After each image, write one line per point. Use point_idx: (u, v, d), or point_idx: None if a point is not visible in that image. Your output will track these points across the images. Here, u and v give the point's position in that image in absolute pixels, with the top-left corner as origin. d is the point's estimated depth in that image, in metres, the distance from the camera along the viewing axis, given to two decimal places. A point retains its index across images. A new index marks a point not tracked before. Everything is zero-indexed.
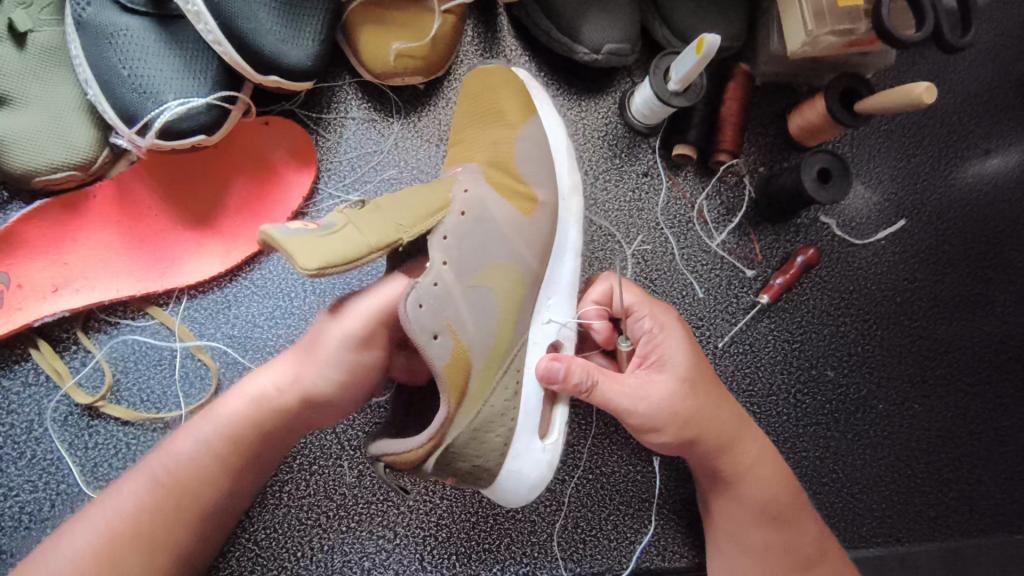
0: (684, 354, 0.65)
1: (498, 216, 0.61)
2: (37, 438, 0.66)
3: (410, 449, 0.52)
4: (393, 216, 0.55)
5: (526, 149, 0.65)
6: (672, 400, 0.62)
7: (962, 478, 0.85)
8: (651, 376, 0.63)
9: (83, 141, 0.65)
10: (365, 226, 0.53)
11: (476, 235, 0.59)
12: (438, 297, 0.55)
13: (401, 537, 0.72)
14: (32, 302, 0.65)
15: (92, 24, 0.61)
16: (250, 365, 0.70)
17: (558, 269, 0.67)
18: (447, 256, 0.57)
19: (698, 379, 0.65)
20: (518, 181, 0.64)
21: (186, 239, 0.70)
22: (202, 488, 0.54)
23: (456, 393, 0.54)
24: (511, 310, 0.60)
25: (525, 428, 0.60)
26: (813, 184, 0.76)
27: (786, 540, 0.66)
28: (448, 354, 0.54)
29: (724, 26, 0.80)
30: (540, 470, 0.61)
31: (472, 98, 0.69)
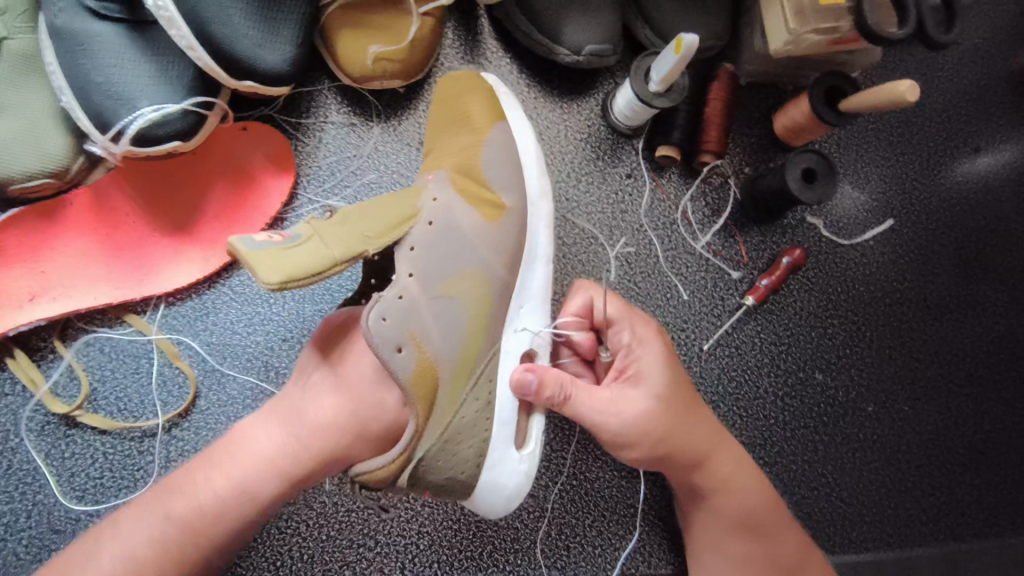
0: (658, 371, 0.64)
1: (463, 224, 0.61)
2: (14, 447, 0.65)
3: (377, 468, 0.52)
4: (360, 227, 0.54)
5: (491, 156, 0.65)
6: (645, 416, 0.62)
7: (954, 481, 0.84)
8: (625, 390, 0.63)
9: (57, 149, 0.64)
10: (331, 238, 0.52)
11: (442, 245, 0.59)
12: (403, 309, 0.54)
13: (382, 545, 0.71)
14: (8, 311, 0.65)
15: (66, 31, 0.61)
16: (228, 372, 0.69)
17: (528, 276, 0.66)
18: (412, 267, 0.56)
19: (673, 398, 0.63)
20: (483, 187, 0.63)
21: (163, 246, 0.69)
22: (217, 533, 0.52)
23: (423, 407, 0.54)
24: (480, 320, 0.60)
25: (500, 439, 0.60)
26: (797, 184, 0.75)
27: (768, 552, 0.65)
28: (411, 367, 0.53)
29: (707, 26, 0.79)
30: (518, 480, 0.61)
31: (442, 104, 0.69)
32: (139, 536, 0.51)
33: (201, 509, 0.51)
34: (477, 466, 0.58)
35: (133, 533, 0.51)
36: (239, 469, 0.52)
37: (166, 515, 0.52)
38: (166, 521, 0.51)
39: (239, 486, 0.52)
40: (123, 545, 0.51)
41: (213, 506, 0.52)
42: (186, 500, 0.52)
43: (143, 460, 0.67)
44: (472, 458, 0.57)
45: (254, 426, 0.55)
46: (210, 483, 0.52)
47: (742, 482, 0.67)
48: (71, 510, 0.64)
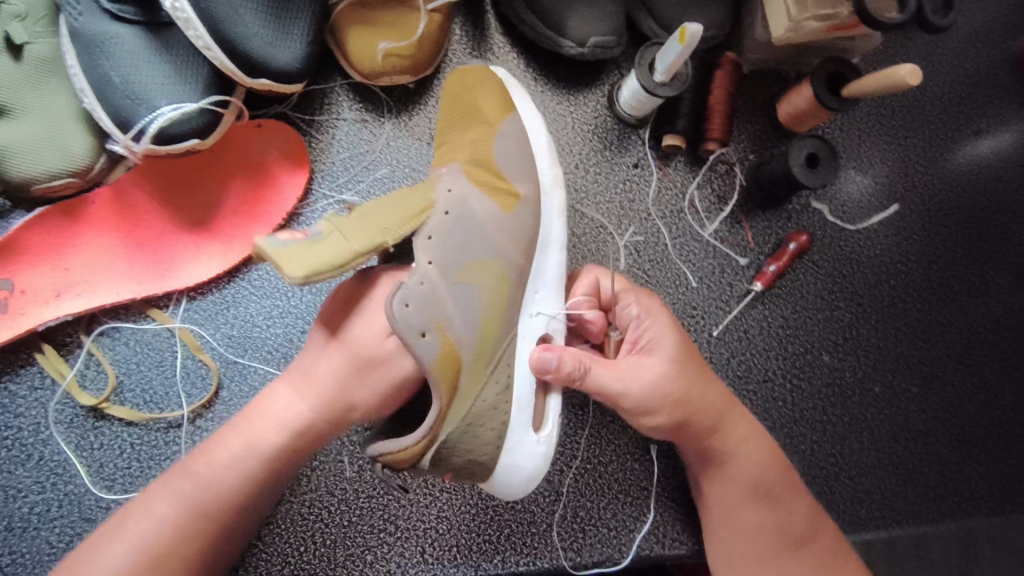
0: (670, 336, 0.66)
1: (480, 213, 0.62)
2: (44, 440, 0.67)
3: (400, 449, 0.53)
4: (378, 220, 0.56)
5: (505, 147, 0.66)
6: (663, 383, 0.64)
7: (963, 459, 0.85)
8: (640, 360, 0.65)
9: (79, 148, 0.66)
10: (350, 232, 0.54)
11: (458, 234, 0.60)
12: (424, 295, 0.56)
13: (402, 530, 0.73)
14: (35, 307, 0.67)
15: (85, 34, 0.63)
16: (250, 364, 0.71)
17: (543, 261, 0.67)
18: (432, 255, 0.58)
19: (686, 369, 0.65)
20: (496, 177, 0.65)
21: (183, 241, 0.71)
22: (237, 500, 0.56)
23: (447, 390, 0.55)
24: (499, 305, 0.61)
25: (519, 421, 0.61)
26: (801, 169, 0.77)
27: (778, 518, 0.68)
28: (435, 351, 0.56)
29: (708, 16, 0.81)
30: (535, 463, 0.62)
31: (450, 99, 0.70)
32: (164, 508, 0.54)
33: (223, 476, 0.55)
34: (497, 447, 0.59)
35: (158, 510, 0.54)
36: (261, 436, 0.56)
37: (188, 485, 0.55)
38: (189, 492, 0.54)
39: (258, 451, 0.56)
40: (146, 515, 0.54)
41: (234, 473, 0.55)
42: (207, 470, 0.55)
43: (170, 450, 0.69)
44: (493, 441, 0.59)
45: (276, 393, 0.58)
46: (230, 450, 0.55)
47: (755, 445, 0.68)
48: (101, 499, 0.66)
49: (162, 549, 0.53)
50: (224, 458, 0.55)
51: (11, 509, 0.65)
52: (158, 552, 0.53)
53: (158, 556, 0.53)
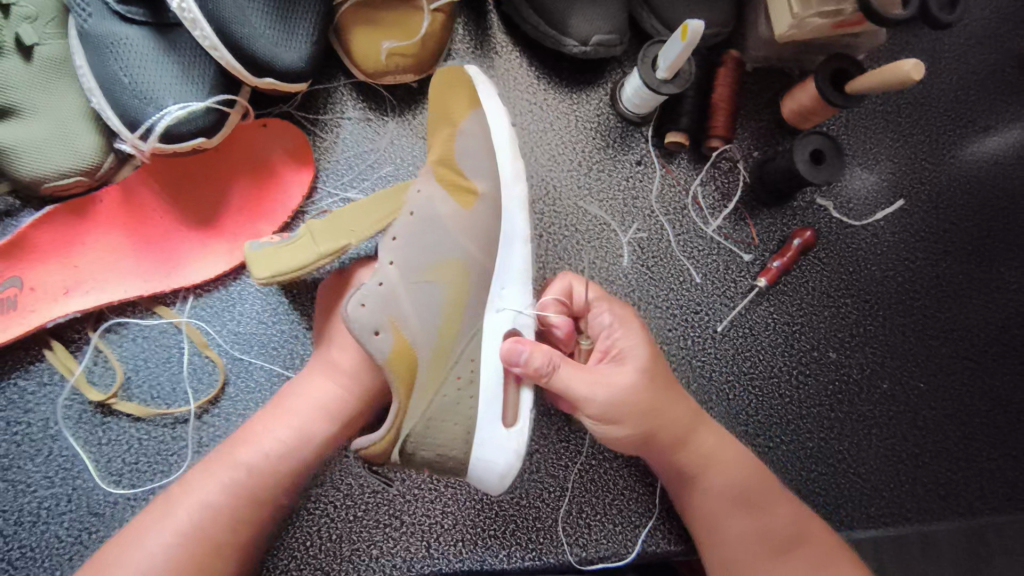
0: (643, 347, 0.66)
1: (440, 213, 0.63)
2: (53, 435, 0.68)
3: (370, 443, 0.56)
4: (348, 224, 0.64)
5: (465, 143, 0.65)
6: (630, 392, 0.63)
7: (972, 456, 0.85)
8: (612, 368, 0.64)
9: (88, 147, 0.67)
10: (316, 236, 0.63)
11: (420, 234, 0.62)
12: (381, 295, 0.59)
13: (407, 525, 0.73)
14: (44, 305, 0.68)
15: (93, 35, 0.64)
16: (256, 361, 0.72)
17: (509, 258, 0.66)
18: (394, 257, 0.61)
19: (656, 372, 0.66)
20: (457, 174, 0.65)
21: (190, 239, 0.72)
22: (289, 477, 0.59)
23: (403, 385, 0.58)
24: (460, 304, 0.62)
25: (488, 416, 0.60)
26: (805, 165, 0.77)
27: (759, 525, 0.65)
28: (388, 348, 0.58)
29: (711, 14, 0.81)
30: (509, 459, 0.59)
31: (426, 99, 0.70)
32: (212, 490, 0.57)
33: (272, 457, 0.59)
34: (466, 443, 0.59)
35: (210, 492, 0.57)
36: (302, 414, 0.61)
37: (236, 466, 0.58)
38: (236, 474, 0.57)
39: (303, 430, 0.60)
40: (194, 499, 0.56)
41: (282, 454, 0.59)
42: (254, 454, 0.58)
43: (177, 445, 0.69)
44: (460, 435, 0.59)
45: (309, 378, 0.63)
46: (275, 432, 0.60)
47: (729, 460, 0.68)
48: (109, 493, 0.67)
49: (213, 530, 0.56)
50: (269, 440, 0.59)
51: (21, 503, 0.66)
52: (209, 529, 0.55)
53: (213, 539, 0.55)
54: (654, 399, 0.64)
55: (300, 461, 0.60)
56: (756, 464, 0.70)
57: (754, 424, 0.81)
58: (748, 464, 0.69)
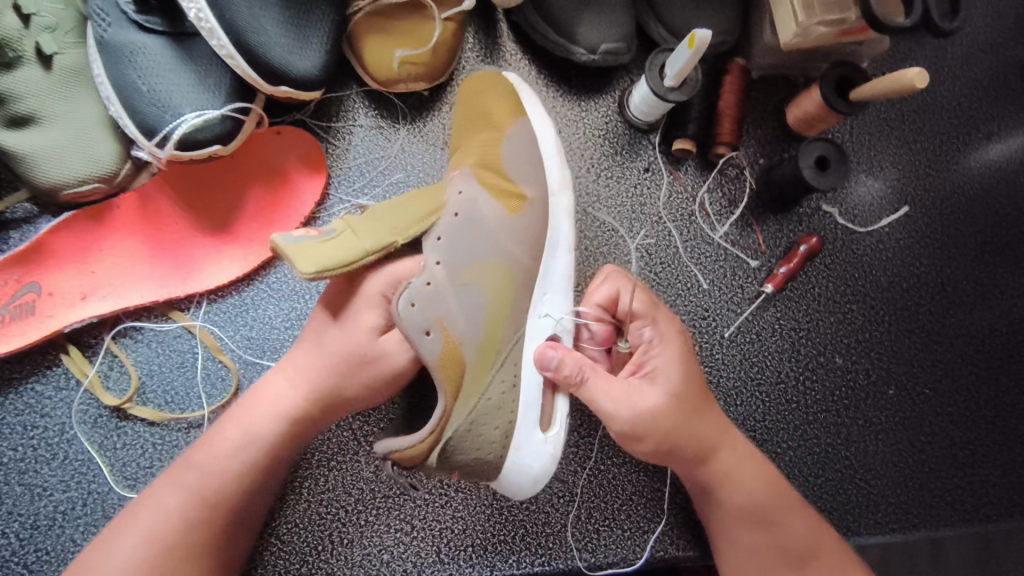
0: (674, 367, 0.66)
1: (486, 214, 0.64)
2: (68, 440, 0.69)
3: (411, 445, 0.55)
4: (390, 220, 0.59)
5: (513, 151, 0.68)
6: (655, 414, 0.63)
7: (978, 461, 0.85)
8: (641, 385, 0.65)
9: (106, 155, 0.68)
10: (361, 231, 0.58)
11: (466, 235, 0.62)
12: (430, 295, 0.58)
13: (418, 530, 0.73)
14: (61, 310, 0.69)
15: (113, 44, 0.65)
16: (269, 366, 0.72)
17: (551, 263, 0.69)
18: (440, 256, 0.60)
19: (685, 395, 0.66)
20: (503, 178, 0.67)
21: (204, 245, 0.73)
22: (249, 481, 0.59)
23: (451, 386, 0.57)
24: (503, 305, 0.63)
25: (525, 421, 0.62)
26: (811, 172, 0.78)
27: (775, 537, 0.66)
28: (438, 349, 0.58)
29: (717, 22, 0.82)
30: (544, 462, 0.63)
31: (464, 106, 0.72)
32: (173, 501, 0.57)
33: (226, 460, 0.58)
34: (502, 448, 0.60)
35: (168, 503, 0.57)
36: (254, 416, 0.59)
37: (193, 477, 0.58)
38: (191, 481, 0.58)
39: (254, 435, 0.59)
40: (159, 506, 0.57)
41: (230, 456, 0.58)
42: (210, 458, 0.58)
43: None
44: (497, 439, 0.60)
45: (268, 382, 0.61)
46: (229, 430, 0.59)
47: (746, 472, 0.68)
48: (125, 498, 0.68)
49: (177, 535, 0.56)
50: (223, 441, 0.58)
51: (37, 507, 0.67)
52: (171, 536, 0.56)
53: (173, 544, 0.56)
54: (679, 417, 0.64)
55: (257, 465, 0.59)
56: (777, 479, 0.69)
57: (762, 429, 0.82)
58: (770, 479, 0.69)
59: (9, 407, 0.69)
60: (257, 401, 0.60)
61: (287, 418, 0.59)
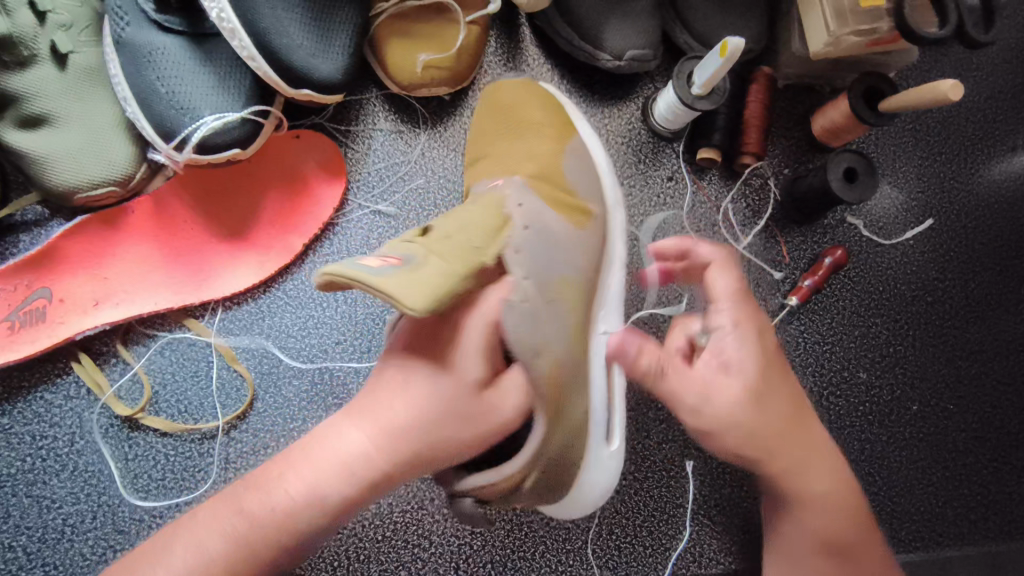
0: (751, 360, 0.58)
1: (553, 224, 0.61)
2: (79, 450, 0.67)
3: (506, 477, 0.49)
4: (464, 241, 0.54)
5: (574, 164, 0.68)
6: (732, 412, 0.57)
7: (1002, 480, 0.84)
8: (717, 377, 0.58)
9: (121, 158, 0.66)
10: (444, 255, 0.51)
11: (540, 246, 0.58)
12: (527, 311, 0.53)
13: (437, 545, 0.72)
14: (73, 317, 0.67)
15: (131, 44, 0.63)
16: (284, 374, 0.70)
17: (608, 283, 0.68)
18: (524, 270, 0.55)
19: (765, 390, 0.58)
20: (563, 193, 0.65)
21: (220, 252, 0.71)
22: (299, 535, 0.47)
23: (552, 413, 0.52)
24: (577, 322, 0.60)
25: (597, 439, 0.61)
26: (838, 183, 0.76)
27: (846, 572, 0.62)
28: (547, 372, 0.53)
29: (745, 30, 0.80)
30: (607, 476, 0.63)
31: (505, 107, 0.70)
32: (207, 532, 0.47)
33: (279, 507, 0.47)
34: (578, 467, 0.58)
35: (202, 532, 0.47)
36: (318, 468, 0.48)
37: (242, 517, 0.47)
38: (234, 518, 0.47)
39: (322, 486, 0.47)
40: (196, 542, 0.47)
41: (289, 505, 0.47)
42: (258, 496, 0.47)
43: (204, 462, 0.68)
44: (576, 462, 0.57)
45: (342, 427, 0.50)
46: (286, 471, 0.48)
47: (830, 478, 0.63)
48: (136, 511, 0.66)
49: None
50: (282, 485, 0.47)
51: (45, 520, 0.65)
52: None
53: None
54: (764, 417, 0.58)
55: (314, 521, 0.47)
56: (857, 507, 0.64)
57: None
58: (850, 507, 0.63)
59: (17, 416, 0.67)
60: (329, 448, 0.49)
61: (356, 472, 0.48)
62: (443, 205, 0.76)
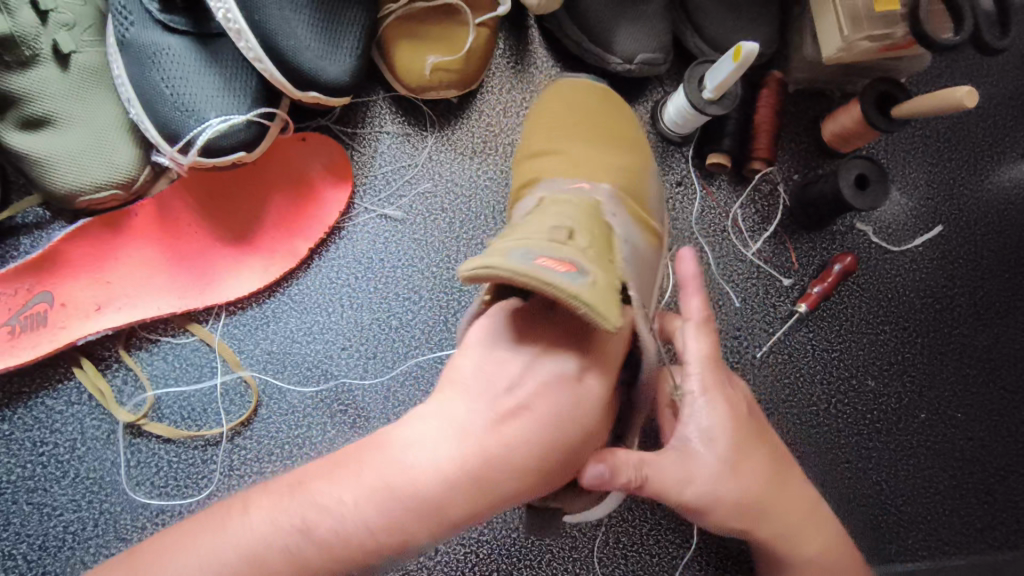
0: (725, 426, 0.56)
1: (641, 238, 0.61)
2: (80, 456, 0.66)
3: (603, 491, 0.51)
4: (603, 248, 0.51)
5: (648, 186, 0.69)
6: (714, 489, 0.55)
7: (1009, 488, 0.83)
8: (695, 453, 0.55)
9: (125, 160, 0.65)
10: (600, 264, 0.49)
11: (638, 256, 0.58)
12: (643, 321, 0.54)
13: (442, 554, 0.71)
14: (75, 321, 0.65)
15: (135, 45, 0.62)
16: (289, 380, 0.69)
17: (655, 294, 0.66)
18: (635, 280, 0.55)
19: (744, 458, 0.57)
20: (643, 209, 0.66)
21: (225, 255, 0.70)
22: (362, 559, 0.41)
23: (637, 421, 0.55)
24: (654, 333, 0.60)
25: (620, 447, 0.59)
26: (850, 190, 0.75)
27: None
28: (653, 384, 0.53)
29: (756, 33, 0.80)
30: None
31: (559, 120, 0.71)
32: (257, 524, 0.41)
33: (344, 518, 0.40)
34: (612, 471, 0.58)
35: (252, 520, 0.41)
36: (393, 485, 0.41)
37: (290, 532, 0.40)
38: (285, 518, 0.41)
39: (397, 509, 0.40)
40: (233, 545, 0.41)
41: (346, 527, 0.40)
42: (319, 497, 0.41)
43: (207, 469, 0.67)
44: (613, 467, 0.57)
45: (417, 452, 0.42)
46: (353, 477, 0.42)
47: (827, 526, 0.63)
48: (137, 518, 0.65)
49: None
50: (347, 493, 0.41)
51: (46, 528, 0.64)
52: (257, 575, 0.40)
53: None
54: (744, 480, 0.56)
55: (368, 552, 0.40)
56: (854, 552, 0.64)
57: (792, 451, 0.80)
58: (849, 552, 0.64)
59: (17, 421, 0.66)
60: (405, 473, 0.42)
61: (437, 502, 0.41)
62: (450, 210, 0.75)
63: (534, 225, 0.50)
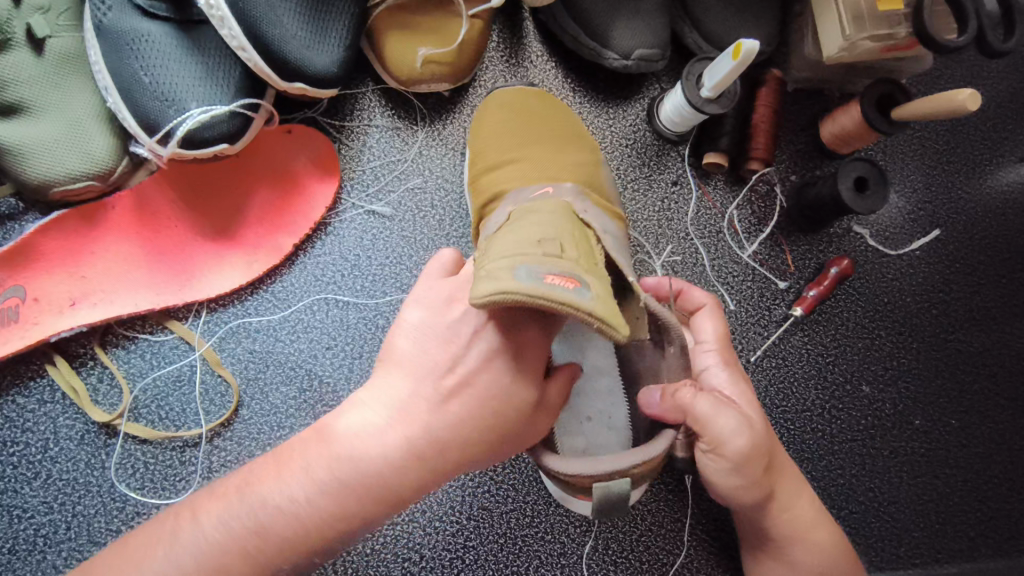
0: (747, 394, 0.60)
1: (613, 229, 0.61)
2: (52, 457, 0.63)
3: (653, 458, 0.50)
4: (584, 247, 0.49)
5: (607, 176, 0.71)
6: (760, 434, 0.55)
7: (1002, 496, 0.81)
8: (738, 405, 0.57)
9: (101, 150, 0.63)
10: (590, 268, 0.46)
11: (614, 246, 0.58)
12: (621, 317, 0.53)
13: (427, 559, 0.69)
14: (48, 317, 0.63)
15: (113, 30, 0.60)
16: (271, 381, 0.67)
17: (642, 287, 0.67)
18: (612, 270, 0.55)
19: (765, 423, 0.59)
20: (608, 201, 0.66)
21: (206, 250, 0.68)
22: (314, 527, 0.47)
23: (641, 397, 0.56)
24: None
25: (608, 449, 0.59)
26: (849, 194, 0.73)
27: None
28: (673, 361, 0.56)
29: (757, 31, 0.78)
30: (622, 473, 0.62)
31: (530, 115, 0.71)
32: (212, 518, 0.48)
33: (295, 505, 0.47)
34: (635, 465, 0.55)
35: (205, 523, 0.48)
36: (333, 470, 0.48)
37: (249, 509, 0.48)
38: (241, 514, 0.48)
39: (337, 490, 0.47)
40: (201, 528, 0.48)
41: (296, 499, 0.47)
42: (269, 493, 0.48)
43: (186, 471, 0.65)
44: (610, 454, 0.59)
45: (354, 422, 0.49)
46: (304, 468, 0.48)
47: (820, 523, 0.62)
48: (112, 522, 0.63)
49: (232, 570, 0.47)
50: (294, 483, 0.48)
51: (15, 531, 0.62)
52: (217, 566, 0.46)
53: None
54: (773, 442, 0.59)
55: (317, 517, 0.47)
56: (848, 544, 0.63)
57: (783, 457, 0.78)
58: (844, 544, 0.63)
59: None
60: (345, 441, 0.49)
61: (377, 475, 0.48)
62: (440, 206, 0.73)
63: (520, 238, 0.47)
